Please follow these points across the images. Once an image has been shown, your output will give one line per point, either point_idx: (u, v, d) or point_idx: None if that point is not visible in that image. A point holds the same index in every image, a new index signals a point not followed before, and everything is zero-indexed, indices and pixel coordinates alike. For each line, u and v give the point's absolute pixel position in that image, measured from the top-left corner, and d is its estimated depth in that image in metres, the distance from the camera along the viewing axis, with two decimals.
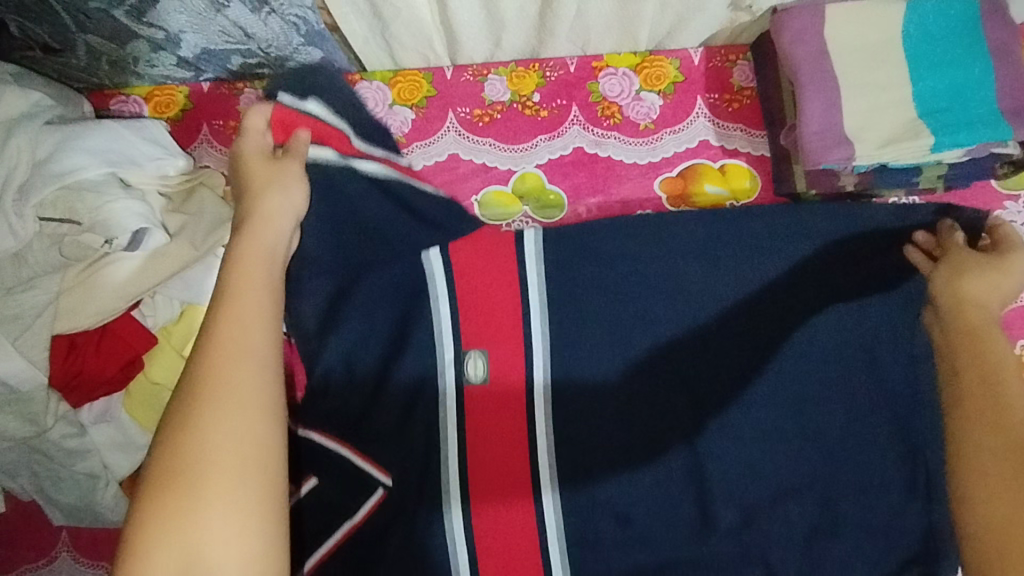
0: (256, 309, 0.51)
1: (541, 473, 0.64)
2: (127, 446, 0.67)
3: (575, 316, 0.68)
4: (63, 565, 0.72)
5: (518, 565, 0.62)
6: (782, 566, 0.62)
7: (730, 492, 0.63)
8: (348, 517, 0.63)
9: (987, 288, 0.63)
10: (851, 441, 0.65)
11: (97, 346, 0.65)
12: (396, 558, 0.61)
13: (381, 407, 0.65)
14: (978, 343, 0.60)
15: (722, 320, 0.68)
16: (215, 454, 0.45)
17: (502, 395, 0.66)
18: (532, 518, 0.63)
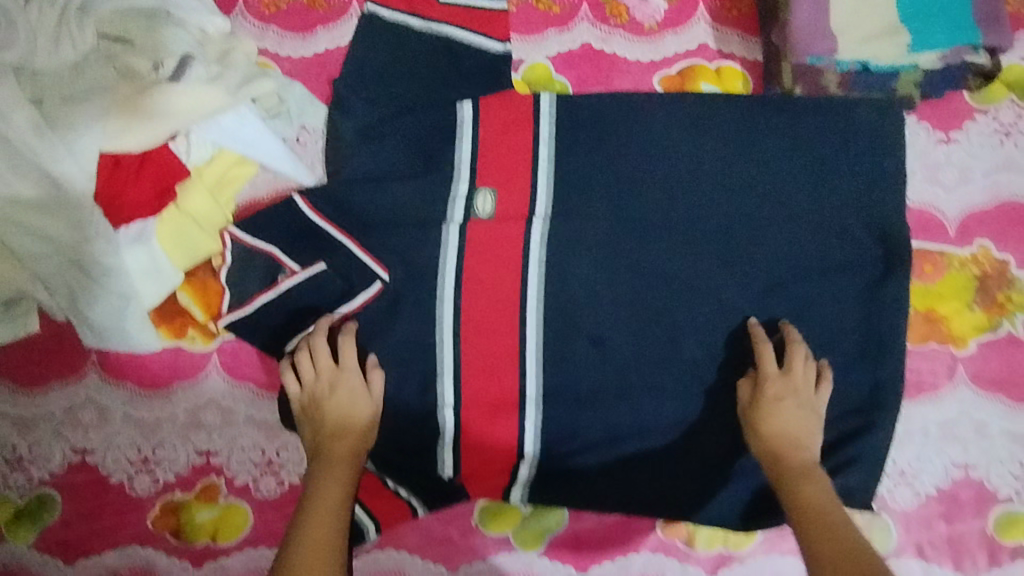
0: (340, 491, 0.69)
1: (526, 371, 0.77)
2: (159, 274, 0.75)
3: (576, 184, 0.80)
4: (91, 381, 0.78)
5: (497, 444, 0.77)
6: (729, 389, 0.77)
7: (696, 330, 0.78)
8: (349, 301, 0.78)
9: (792, 430, 0.71)
10: (799, 300, 0.78)
11: (138, 171, 0.75)
12: (403, 348, 0.77)
13: (401, 236, 0.79)
14: (797, 481, 0.69)
15: (697, 195, 0.79)
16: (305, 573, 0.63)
17: (501, 252, 0.79)
18: (514, 411, 0.77)
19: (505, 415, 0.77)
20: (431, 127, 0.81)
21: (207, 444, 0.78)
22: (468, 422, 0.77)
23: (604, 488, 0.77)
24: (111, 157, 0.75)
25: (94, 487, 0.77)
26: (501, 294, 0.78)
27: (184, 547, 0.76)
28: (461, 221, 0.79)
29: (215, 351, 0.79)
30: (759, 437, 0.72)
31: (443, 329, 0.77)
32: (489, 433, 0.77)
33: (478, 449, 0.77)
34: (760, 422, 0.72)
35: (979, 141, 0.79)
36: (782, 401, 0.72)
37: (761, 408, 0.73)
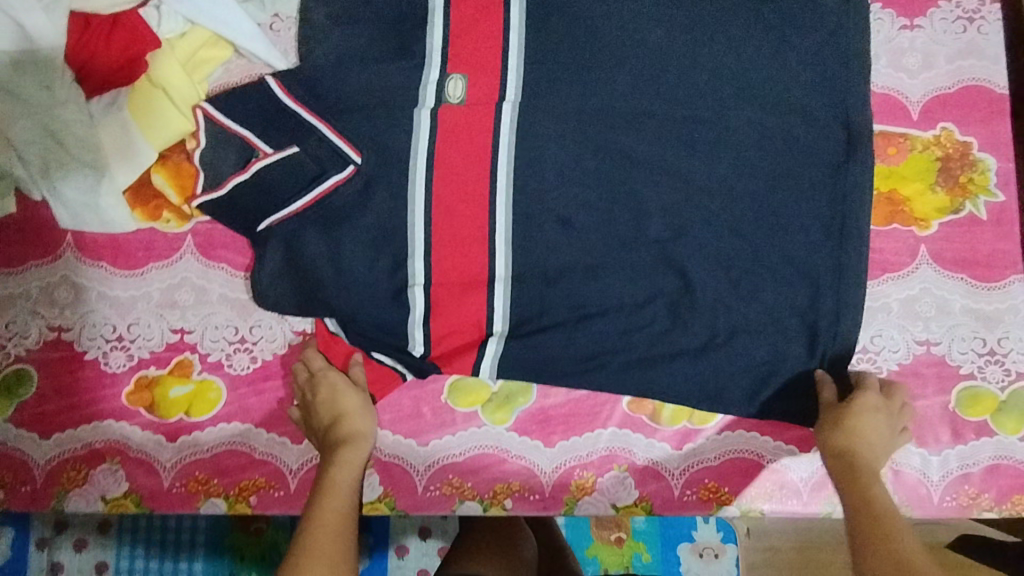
0: (349, 486, 0.70)
1: (495, 253, 0.76)
2: (131, 149, 0.76)
3: (545, 68, 0.80)
4: (68, 262, 0.80)
5: (466, 327, 0.77)
6: (700, 271, 0.76)
7: (665, 210, 0.77)
8: (319, 184, 0.76)
9: (872, 442, 0.71)
10: (770, 177, 0.77)
11: (109, 38, 0.76)
12: (369, 227, 0.76)
13: (368, 117, 0.77)
14: (854, 482, 0.68)
15: (664, 76, 0.79)
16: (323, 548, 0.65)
17: (473, 136, 0.77)
18: (483, 295, 0.77)
19: (475, 295, 0.77)
20: (404, 15, 0.82)
21: (181, 322, 0.79)
22: (437, 301, 0.76)
23: (571, 366, 0.77)
24: (83, 24, 0.76)
25: (69, 364, 0.78)
26: (473, 175, 0.76)
27: (158, 422, 0.77)
28: (433, 105, 0.78)
29: (189, 233, 0.81)
30: (843, 429, 0.71)
31: (413, 209, 0.76)
32: (459, 312, 0.77)
33: (448, 328, 0.77)
34: (849, 419, 0.71)
35: (942, 26, 0.82)
36: (875, 411, 0.72)
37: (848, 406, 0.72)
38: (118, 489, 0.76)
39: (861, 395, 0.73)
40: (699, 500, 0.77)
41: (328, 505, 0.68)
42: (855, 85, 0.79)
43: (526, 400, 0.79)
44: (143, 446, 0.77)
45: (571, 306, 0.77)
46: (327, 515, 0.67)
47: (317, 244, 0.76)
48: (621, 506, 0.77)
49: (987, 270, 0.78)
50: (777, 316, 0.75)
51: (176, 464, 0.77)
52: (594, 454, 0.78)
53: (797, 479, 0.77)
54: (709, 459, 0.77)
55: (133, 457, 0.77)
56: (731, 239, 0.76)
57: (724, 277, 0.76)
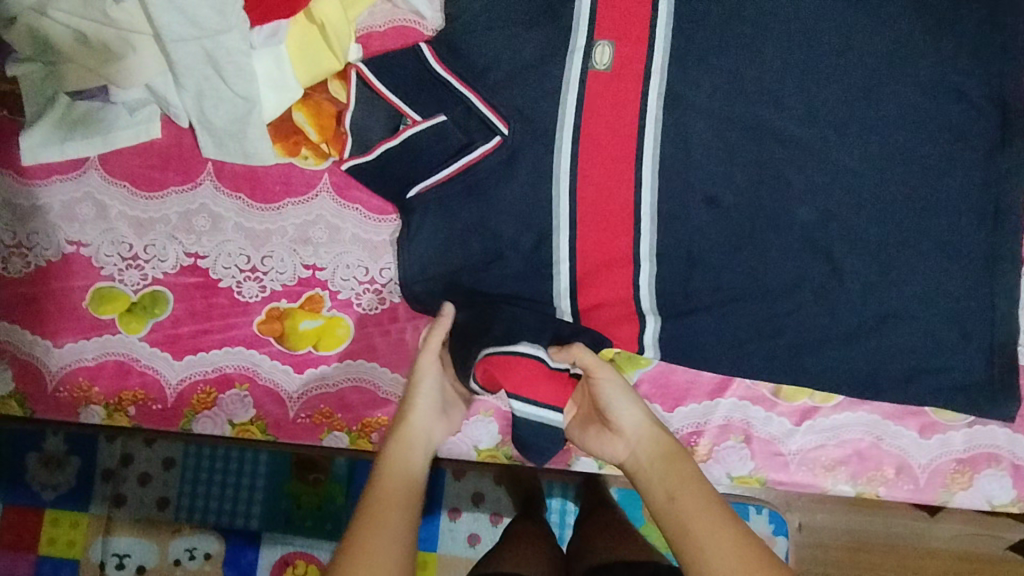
0: (404, 479, 0.70)
1: (642, 225, 0.78)
2: (281, 84, 0.78)
3: (696, 40, 0.80)
4: (207, 191, 0.82)
5: (612, 297, 0.80)
6: (839, 253, 0.78)
7: (810, 191, 0.78)
8: (467, 153, 0.79)
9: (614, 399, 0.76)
10: (913, 166, 0.78)
11: None
12: (519, 189, 0.79)
13: (521, 82, 0.80)
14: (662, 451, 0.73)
15: (814, 54, 0.79)
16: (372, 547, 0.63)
17: (619, 109, 0.79)
18: (629, 265, 0.79)
19: (619, 271, 0.79)
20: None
21: (313, 259, 0.80)
22: (582, 276, 0.79)
23: (700, 333, 0.80)
24: None
25: (204, 289, 0.80)
26: (619, 152, 0.79)
27: (286, 353, 0.79)
28: (582, 71, 0.80)
29: (327, 170, 0.82)
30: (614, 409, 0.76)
31: (560, 185, 0.78)
32: (602, 287, 0.80)
33: (594, 304, 0.80)
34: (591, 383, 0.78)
35: None
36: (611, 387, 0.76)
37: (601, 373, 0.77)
38: (245, 415, 0.78)
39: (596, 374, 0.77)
40: (813, 475, 0.80)
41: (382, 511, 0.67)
42: (1010, 76, 0.80)
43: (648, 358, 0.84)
44: (271, 374, 0.79)
45: (710, 279, 0.78)
46: (372, 527, 0.65)
47: (464, 202, 0.80)
48: (736, 476, 0.82)
49: None
50: (912, 301, 0.77)
51: (302, 395, 0.78)
52: (715, 423, 0.82)
53: (916, 465, 0.79)
54: (828, 438, 0.80)
55: (261, 385, 0.78)
56: (868, 221, 0.78)
57: (868, 260, 0.77)
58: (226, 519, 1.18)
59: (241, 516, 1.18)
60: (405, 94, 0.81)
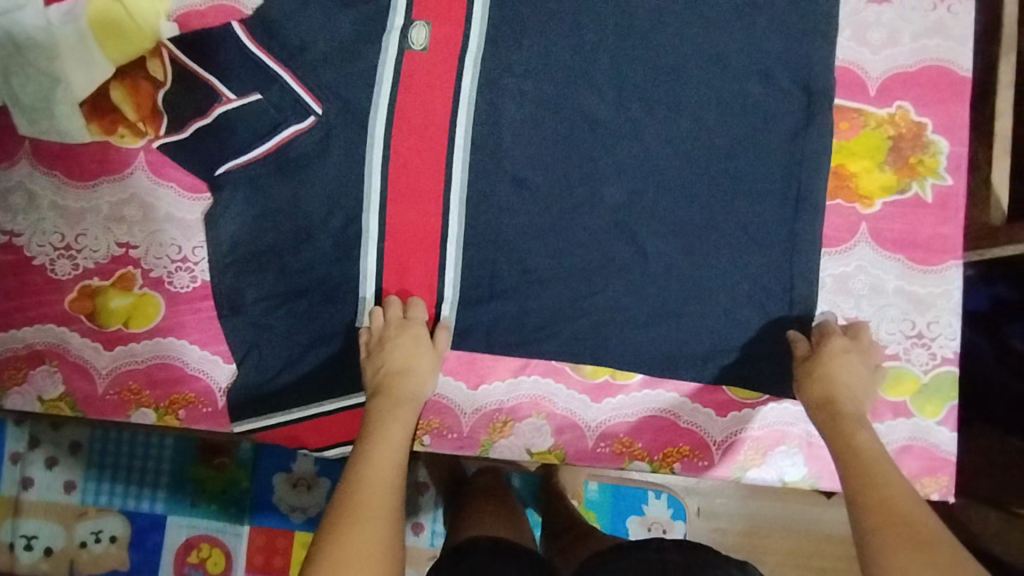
0: (397, 444, 0.71)
1: (451, 212, 0.78)
2: (84, 60, 0.78)
3: (515, 21, 0.79)
4: (22, 168, 0.82)
5: (417, 283, 0.79)
6: (648, 235, 0.77)
7: (621, 173, 0.78)
8: (277, 133, 0.78)
9: (856, 376, 0.73)
10: (722, 149, 0.77)
11: None
12: (328, 172, 0.78)
13: (330, 62, 0.78)
14: (842, 426, 0.70)
15: (626, 36, 0.79)
16: (359, 502, 0.65)
17: (433, 93, 0.78)
18: (437, 251, 0.78)
19: (427, 257, 0.79)
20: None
21: (127, 237, 0.81)
22: (389, 260, 0.79)
23: (514, 318, 0.78)
24: None
25: (18, 267, 0.81)
26: (431, 136, 0.78)
27: (97, 330, 0.80)
28: (398, 51, 0.79)
29: (142, 149, 0.82)
30: (819, 378, 0.72)
31: (372, 170, 0.78)
32: (405, 273, 0.79)
33: (399, 291, 0.79)
34: (819, 369, 0.72)
35: (912, 3, 0.79)
36: (845, 355, 0.73)
37: (822, 362, 0.73)
38: (55, 391, 0.79)
39: (827, 342, 0.74)
40: (611, 453, 0.79)
41: (372, 472, 0.68)
42: (825, 56, 0.78)
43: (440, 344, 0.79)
44: (81, 352, 0.79)
45: (516, 259, 0.78)
46: (369, 488, 0.66)
47: (273, 181, 0.78)
48: (535, 453, 0.79)
49: (926, 256, 0.77)
50: (716, 283, 0.76)
51: (112, 371, 0.79)
52: (514, 400, 0.79)
53: (713, 443, 0.78)
54: (627, 415, 0.79)
55: (72, 362, 0.79)
56: (677, 203, 0.77)
57: (675, 243, 0.77)
58: (131, 501, 1.11)
59: (148, 498, 1.11)
60: (211, 66, 0.79)
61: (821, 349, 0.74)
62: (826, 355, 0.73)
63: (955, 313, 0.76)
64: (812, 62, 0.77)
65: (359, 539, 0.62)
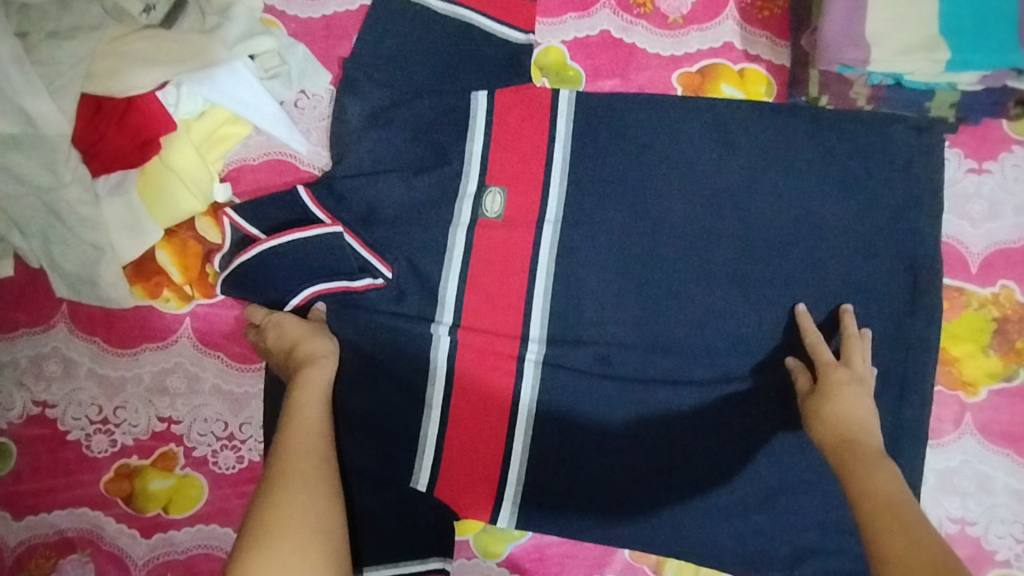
0: (313, 417, 0.64)
1: (521, 396, 0.74)
2: (135, 228, 0.73)
3: (595, 192, 0.76)
4: (59, 332, 0.76)
5: (481, 475, 0.73)
6: (738, 424, 0.72)
7: (708, 356, 0.73)
8: (346, 278, 0.74)
9: (861, 408, 0.63)
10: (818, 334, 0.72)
11: (120, 118, 0.71)
12: (397, 349, 0.75)
13: (403, 234, 0.76)
14: (858, 464, 0.58)
15: (711, 209, 0.75)
16: (287, 485, 0.58)
17: (508, 262, 0.75)
18: (503, 439, 0.73)
19: (491, 441, 0.73)
20: (443, 114, 0.78)
21: (170, 411, 0.75)
22: (452, 436, 0.74)
23: (591, 511, 0.72)
24: (93, 96, 0.71)
25: (50, 443, 0.75)
26: (504, 308, 0.75)
27: (134, 516, 0.73)
28: (471, 218, 0.76)
29: (187, 315, 0.77)
30: (821, 417, 0.64)
31: (441, 342, 0.75)
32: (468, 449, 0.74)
33: (457, 481, 0.73)
34: (819, 403, 0.64)
35: (1014, 173, 0.74)
36: (843, 382, 0.65)
37: (819, 391, 0.65)
38: None
39: (825, 369, 0.66)
40: None
41: (295, 453, 0.61)
42: (923, 235, 0.73)
43: (520, 534, 0.74)
44: (116, 539, 0.73)
45: (592, 448, 0.73)
46: (284, 463, 0.60)
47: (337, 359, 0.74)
48: None
49: None
50: (807, 479, 0.72)
51: (149, 562, 0.73)
52: None
53: None
54: None
55: (106, 551, 0.73)
56: (767, 390, 0.72)
57: (766, 432, 0.72)
58: None
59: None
60: (272, 233, 0.75)
61: (823, 373, 0.66)
62: (825, 380, 0.66)
63: None
64: (911, 242, 0.73)
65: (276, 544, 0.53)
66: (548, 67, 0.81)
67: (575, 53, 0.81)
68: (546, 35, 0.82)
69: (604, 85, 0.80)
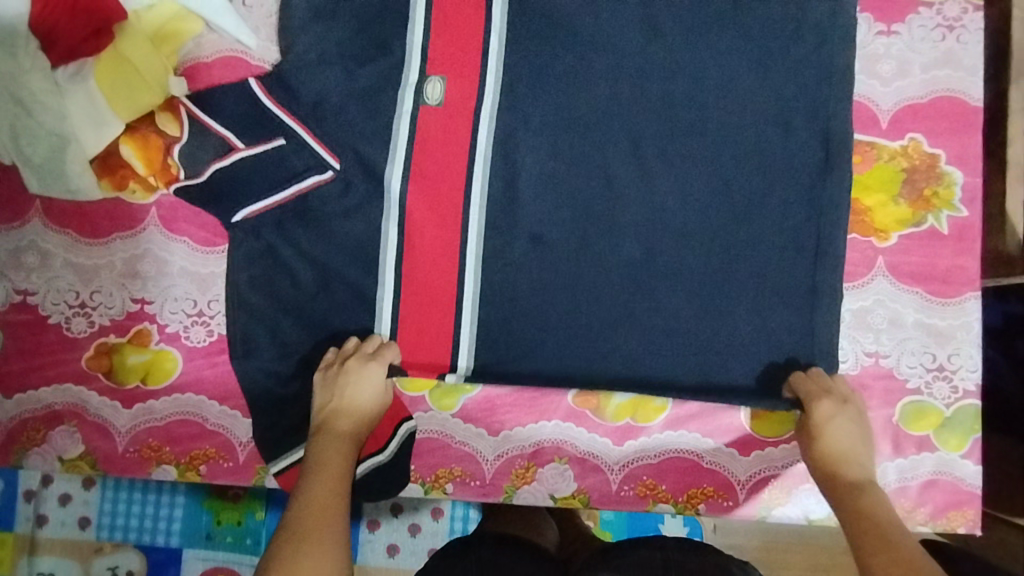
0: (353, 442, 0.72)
1: (466, 267, 0.78)
2: (96, 118, 0.78)
3: (531, 70, 0.80)
4: (34, 227, 0.82)
5: (433, 342, 0.78)
6: (671, 277, 0.77)
7: (640, 218, 0.78)
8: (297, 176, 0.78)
9: (851, 442, 0.71)
10: (741, 191, 0.77)
11: (72, 7, 0.76)
12: (348, 226, 0.79)
13: (348, 117, 0.79)
14: (855, 492, 0.68)
15: (638, 82, 0.79)
16: (321, 500, 0.65)
17: (451, 148, 0.80)
18: (451, 307, 0.78)
19: (442, 311, 0.78)
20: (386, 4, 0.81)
21: (142, 293, 0.81)
22: (404, 309, 0.78)
23: (534, 364, 0.77)
24: None
25: (33, 327, 0.81)
26: (448, 189, 0.79)
27: (115, 389, 0.79)
28: (413, 108, 0.80)
29: (153, 205, 0.82)
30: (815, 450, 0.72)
31: (390, 224, 0.79)
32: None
33: (411, 349, 0.78)
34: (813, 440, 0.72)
35: (920, 34, 0.79)
36: (835, 414, 0.71)
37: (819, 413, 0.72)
38: (75, 450, 0.79)
39: (823, 397, 0.72)
40: (636, 495, 0.78)
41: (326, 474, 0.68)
42: (838, 94, 0.78)
43: (472, 388, 0.79)
44: (100, 410, 0.79)
45: (531, 308, 0.78)
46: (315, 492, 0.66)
47: (292, 236, 0.79)
48: (559, 497, 0.78)
49: (943, 287, 0.77)
50: (737, 325, 0.76)
51: (131, 430, 0.79)
52: (535, 444, 0.79)
53: (734, 480, 0.78)
54: (650, 456, 0.78)
55: (91, 421, 0.79)
56: (697, 246, 0.77)
57: (696, 283, 0.77)
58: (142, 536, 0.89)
59: (163, 531, 0.89)
60: (227, 121, 0.79)
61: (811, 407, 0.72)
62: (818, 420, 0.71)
63: (976, 345, 0.76)
64: (827, 101, 0.78)
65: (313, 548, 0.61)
66: None
67: None
68: None
69: None
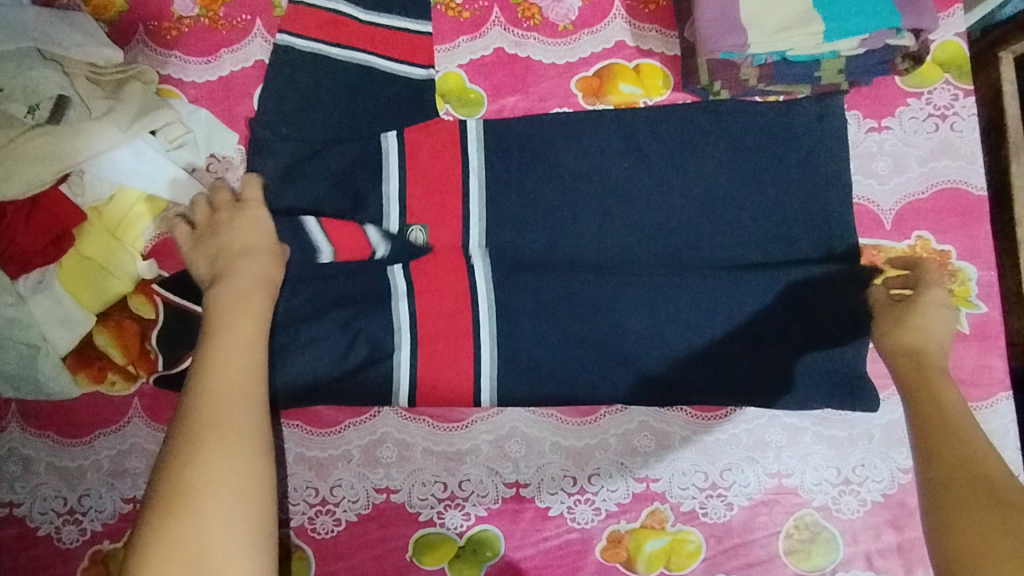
0: (255, 301, 0.67)
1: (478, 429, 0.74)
2: (65, 320, 0.74)
3: (516, 211, 0.76)
4: (13, 433, 0.77)
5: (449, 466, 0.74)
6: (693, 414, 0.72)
7: (650, 356, 0.73)
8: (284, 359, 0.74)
9: (937, 330, 0.67)
10: (757, 315, 0.72)
11: (28, 218, 0.72)
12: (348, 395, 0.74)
13: (331, 283, 0.75)
14: (930, 383, 0.62)
15: (630, 209, 0.76)
16: (224, 382, 0.60)
17: (445, 296, 0.74)
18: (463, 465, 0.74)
19: None
20: (358, 158, 0.77)
21: (133, 491, 0.76)
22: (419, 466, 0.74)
23: (554, 520, 0.74)
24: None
25: (22, 541, 0.76)
26: (453, 350, 0.74)
27: None
28: (402, 261, 0.76)
29: (135, 394, 0.77)
30: (899, 328, 0.67)
31: (399, 387, 0.75)
32: (429, 483, 0.75)
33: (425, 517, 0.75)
34: (907, 317, 0.67)
35: (913, 126, 0.76)
36: (940, 305, 0.68)
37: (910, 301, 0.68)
38: None
39: (929, 289, 0.68)
40: None
41: (232, 363, 0.62)
42: (837, 202, 0.74)
43: (495, 554, 0.74)
44: None
45: None
46: (224, 362, 0.61)
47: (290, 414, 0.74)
48: None
49: (973, 391, 0.73)
50: None
51: None
52: None
53: None
54: None
55: None
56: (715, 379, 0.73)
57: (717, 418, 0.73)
58: None
59: None
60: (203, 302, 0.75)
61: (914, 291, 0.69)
62: (920, 301, 0.67)
63: (1015, 449, 0.72)
64: (830, 208, 0.74)
65: (209, 463, 0.55)
66: (449, 94, 0.83)
67: (476, 76, 0.83)
68: (443, 61, 0.83)
69: (504, 102, 0.82)
